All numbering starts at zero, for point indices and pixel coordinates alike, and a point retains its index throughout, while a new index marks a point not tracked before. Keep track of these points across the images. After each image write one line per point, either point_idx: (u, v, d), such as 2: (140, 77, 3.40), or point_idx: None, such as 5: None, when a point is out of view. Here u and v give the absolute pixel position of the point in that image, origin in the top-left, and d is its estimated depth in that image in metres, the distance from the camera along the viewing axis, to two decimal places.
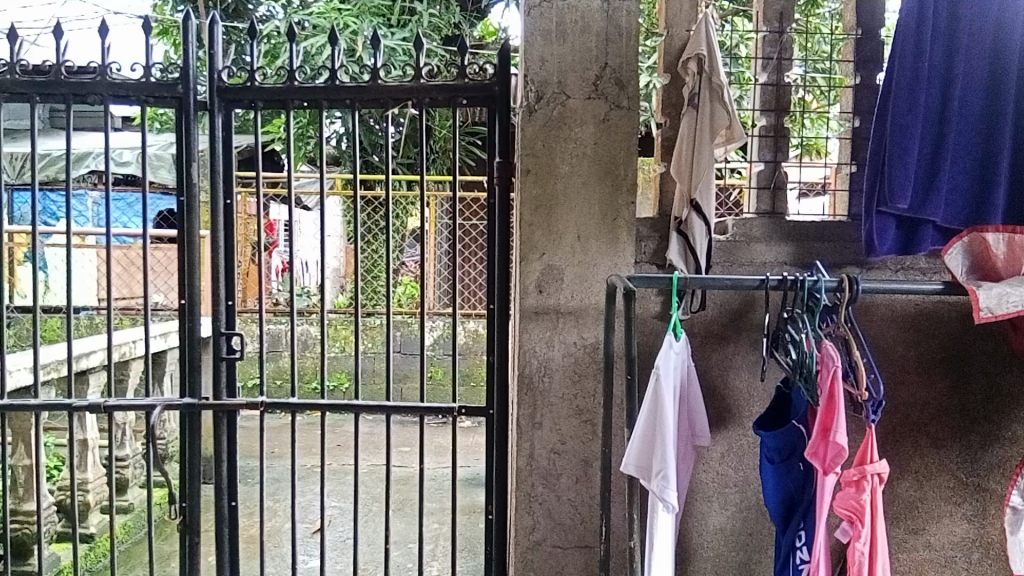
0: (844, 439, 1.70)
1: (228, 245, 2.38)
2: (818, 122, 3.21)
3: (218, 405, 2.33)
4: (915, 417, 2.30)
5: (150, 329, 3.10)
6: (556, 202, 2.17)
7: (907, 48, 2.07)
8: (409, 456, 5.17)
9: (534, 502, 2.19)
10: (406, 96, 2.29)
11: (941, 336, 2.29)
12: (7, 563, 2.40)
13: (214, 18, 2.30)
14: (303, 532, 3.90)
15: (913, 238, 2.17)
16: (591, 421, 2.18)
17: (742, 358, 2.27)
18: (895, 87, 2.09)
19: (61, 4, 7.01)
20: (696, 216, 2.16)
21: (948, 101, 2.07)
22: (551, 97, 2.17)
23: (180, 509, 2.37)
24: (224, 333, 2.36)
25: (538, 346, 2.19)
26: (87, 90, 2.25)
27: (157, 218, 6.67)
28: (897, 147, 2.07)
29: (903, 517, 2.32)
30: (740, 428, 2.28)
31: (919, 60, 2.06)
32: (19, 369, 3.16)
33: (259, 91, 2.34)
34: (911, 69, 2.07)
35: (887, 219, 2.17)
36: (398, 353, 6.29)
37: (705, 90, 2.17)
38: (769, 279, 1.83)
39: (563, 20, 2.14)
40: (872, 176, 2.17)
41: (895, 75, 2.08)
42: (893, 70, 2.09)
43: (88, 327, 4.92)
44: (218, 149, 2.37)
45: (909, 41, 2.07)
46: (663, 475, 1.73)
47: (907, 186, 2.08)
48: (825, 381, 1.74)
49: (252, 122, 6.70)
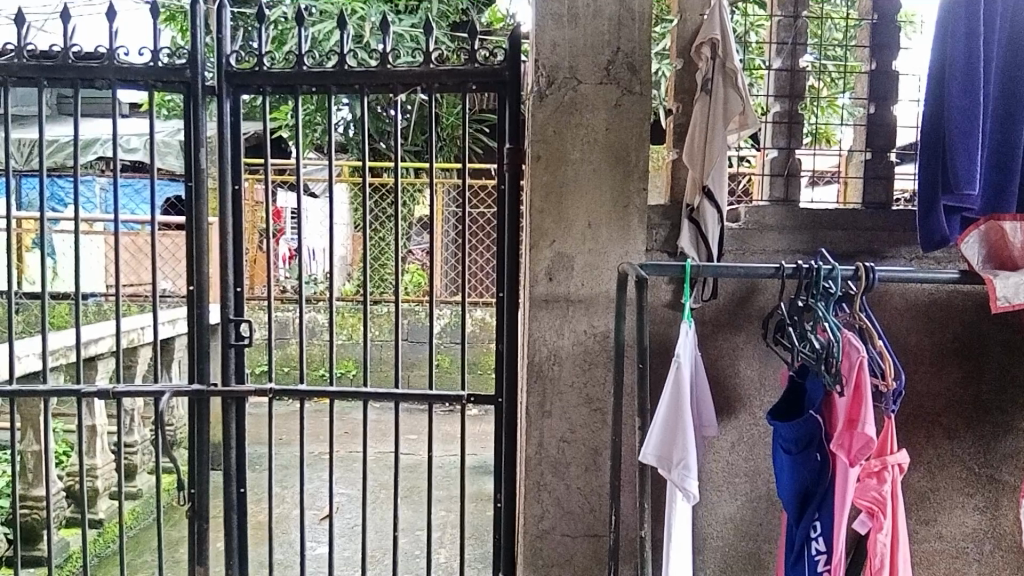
0: (872, 430, 1.71)
1: (235, 230, 2.37)
2: (829, 109, 3.18)
3: (226, 391, 2.32)
4: (927, 407, 2.28)
5: (158, 316, 3.09)
6: (567, 189, 2.14)
7: (958, 31, 1.95)
8: (417, 444, 5.18)
9: (542, 491, 2.17)
10: (415, 81, 2.27)
11: (955, 326, 2.26)
12: (17, 549, 2.41)
13: (222, 1, 2.28)
14: (311, 519, 3.91)
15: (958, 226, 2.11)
16: (601, 409, 2.16)
17: (753, 348, 2.25)
18: (949, 73, 1.96)
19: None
20: (708, 203, 2.14)
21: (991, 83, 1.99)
22: (562, 83, 2.14)
23: (188, 496, 2.37)
24: (232, 320, 2.36)
25: (548, 333, 2.17)
26: (94, 75, 2.24)
27: (165, 204, 6.67)
28: (962, 138, 1.94)
29: (914, 507, 2.30)
30: (751, 417, 2.26)
31: (972, 44, 1.93)
32: (28, 355, 3.16)
33: (268, 76, 2.32)
34: (970, 56, 1.94)
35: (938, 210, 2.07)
36: (406, 341, 6.30)
37: (719, 75, 2.15)
38: (784, 266, 1.80)
39: (575, 3, 2.11)
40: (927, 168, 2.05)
41: (954, 63, 1.95)
42: (950, 57, 1.96)
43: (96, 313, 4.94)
44: (227, 136, 2.35)
45: (960, 24, 1.94)
46: (685, 465, 1.71)
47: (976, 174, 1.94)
48: (851, 371, 1.76)
49: (260, 108, 6.69)
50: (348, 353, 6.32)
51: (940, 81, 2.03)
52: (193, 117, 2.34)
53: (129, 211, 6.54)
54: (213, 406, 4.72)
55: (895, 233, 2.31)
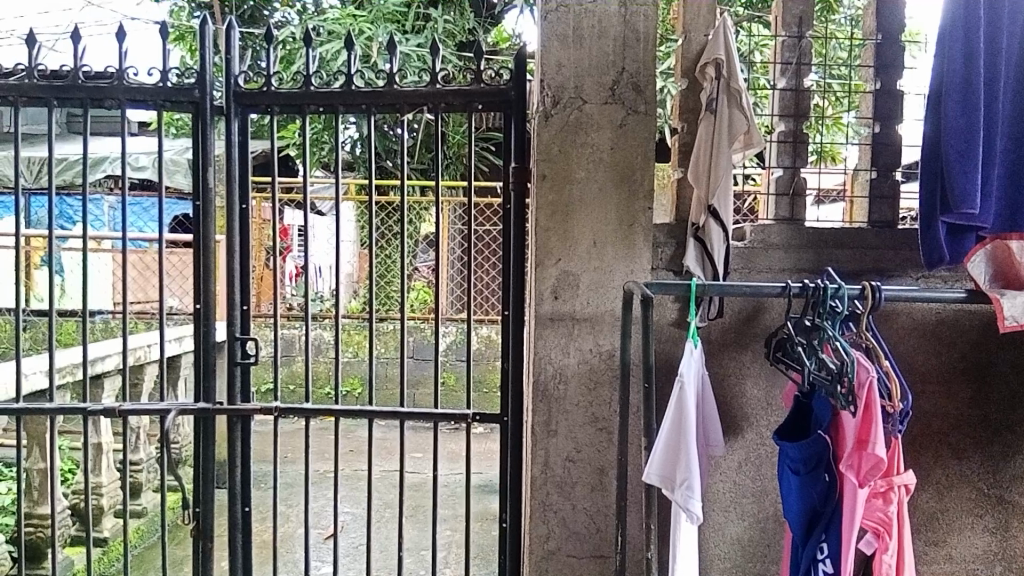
0: (882, 451, 1.70)
1: (243, 249, 2.38)
2: (833, 128, 3.18)
3: (232, 410, 2.32)
4: (936, 427, 2.26)
5: (165, 333, 3.09)
6: (572, 208, 2.15)
7: (956, 49, 1.96)
8: (422, 462, 5.17)
9: (548, 511, 2.16)
10: (421, 101, 2.29)
11: (963, 345, 2.25)
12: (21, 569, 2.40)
13: (231, 23, 2.30)
14: (316, 538, 3.89)
15: (961, 243, 2.09)
16: (607, 429, 2.16)
17: (760, 367, 2.24)
18: (945, 93, 1.97)
19: (79, 10, 7.08)
20: (714, 221, 2.14)
21: (993, 100, 1.99)
22: (567, 102, 2.15)
23: (193, 515, 2.36)
24: (238, 337, 2.36)
25: (553, 352, 2.17)
26: (104, 94, 2.26)
27: (173, 222, 6.71)
28: (963, 154, 1.94)
29: (923, 528, 2.28)
30: (758, 437, 2.25)
31: (970, 62, 1.94)
32: (35, 373, 3.17)
33: (275, 96, 2.34)
34: (969, 74, 1.95)
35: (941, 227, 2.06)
36: (411, 359, 6.30)
37: (724, 95, 2.16)
38: (791, 286, 1.81)
39: (580, 24, 2.13)
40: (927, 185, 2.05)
41: (951, 81, 1.96)
42: (947, 75, 1.97)
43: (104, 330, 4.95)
44: (234, 155, 2.37)
45: (958, 42, 1.96)
46: (688, 485, 1.69)
47: (977, 190, 1.94)
48: (861, 392, 1.74)
49: (268, 127, 6.74)
50: (354, 370, 6.32)
51: (937, 101, 2.03)
52: (201, 136, 2.36)
53: (137, 230, 6.58)
54: (218, 424, 4.71)
55: (901, 252, 2.31)
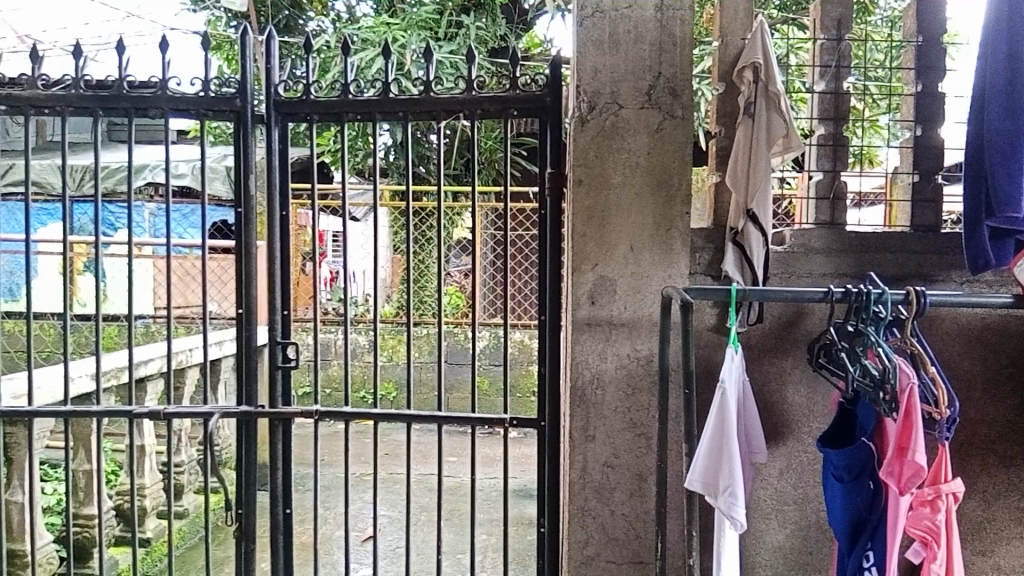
0: (924, 458, 1.68)
1: (283, 255, 2.42)
2: (872, 130, 3.15)
3: (273, 413, 2.36)
4: (982, 434, 2.22)
5: (208, 337, 3.15)
6: (609, 212, 2.14)
7: (1001, 48, 1.93)
8: (458, 466, 5.19)
9: (587, 516, 2.16)
10: (457, 108, 2.31)
11: (1009, 350, 2.21)
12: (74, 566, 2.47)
13: (271, 33, 2.34)
14: (354, 540, 3.92)
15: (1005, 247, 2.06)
16: (646, 434, 2.15)
17: (801, 373, 2.22)
18: (989, 93, 1.94)
19: (121, 21, 7.25)
20: (753, 226, 2.14)
21: None
22: (603, 108, 2.15)
23: (236, 517, 2.40)
24: (280, 342, 2.40)
25: (591, 357, 2.16)
26: (148, 104, 2.30)
27: (212, 228, 6.82)
28: (1008, 156, 1.91)
29: (970, 537, 2.24)
30: (799, 443, 2.23)
31: (1015, 62, 1.91)
32: (82, 376, 3.24)
33: (315, 105, 2.37)
34: (1014, 75, 1.91)
35: (986, 231, 2.03)
36: (446, 363, 6.33)
37: (762, 99, 2.15)
38: (833, 291, 1.79)
39: (616, 30, 2.13)
40: (971, 188, 2.02)
41: (995, 81, 1.93)
42: (991, 76, 1.94)
43: (147, 334, 5.06)
44: (275, 162, 2.41)
45: (1003, 41, 1.92)
46: (731, 492, 1.68)
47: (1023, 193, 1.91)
48: (902, 398, 1.72)
49: (303, 134, 6.82)
50: (389, 375, 6.37)
51: (980, 103, 2.00)
52: (242, 144, 2.39)
53: (179, 236, 6.71)
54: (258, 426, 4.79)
55: (945, 256, 2.28)
